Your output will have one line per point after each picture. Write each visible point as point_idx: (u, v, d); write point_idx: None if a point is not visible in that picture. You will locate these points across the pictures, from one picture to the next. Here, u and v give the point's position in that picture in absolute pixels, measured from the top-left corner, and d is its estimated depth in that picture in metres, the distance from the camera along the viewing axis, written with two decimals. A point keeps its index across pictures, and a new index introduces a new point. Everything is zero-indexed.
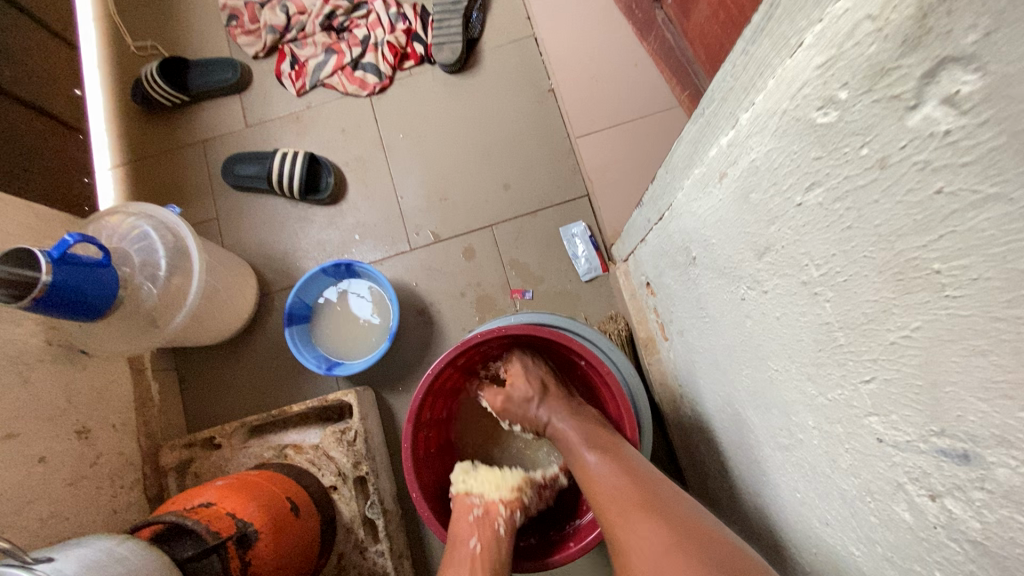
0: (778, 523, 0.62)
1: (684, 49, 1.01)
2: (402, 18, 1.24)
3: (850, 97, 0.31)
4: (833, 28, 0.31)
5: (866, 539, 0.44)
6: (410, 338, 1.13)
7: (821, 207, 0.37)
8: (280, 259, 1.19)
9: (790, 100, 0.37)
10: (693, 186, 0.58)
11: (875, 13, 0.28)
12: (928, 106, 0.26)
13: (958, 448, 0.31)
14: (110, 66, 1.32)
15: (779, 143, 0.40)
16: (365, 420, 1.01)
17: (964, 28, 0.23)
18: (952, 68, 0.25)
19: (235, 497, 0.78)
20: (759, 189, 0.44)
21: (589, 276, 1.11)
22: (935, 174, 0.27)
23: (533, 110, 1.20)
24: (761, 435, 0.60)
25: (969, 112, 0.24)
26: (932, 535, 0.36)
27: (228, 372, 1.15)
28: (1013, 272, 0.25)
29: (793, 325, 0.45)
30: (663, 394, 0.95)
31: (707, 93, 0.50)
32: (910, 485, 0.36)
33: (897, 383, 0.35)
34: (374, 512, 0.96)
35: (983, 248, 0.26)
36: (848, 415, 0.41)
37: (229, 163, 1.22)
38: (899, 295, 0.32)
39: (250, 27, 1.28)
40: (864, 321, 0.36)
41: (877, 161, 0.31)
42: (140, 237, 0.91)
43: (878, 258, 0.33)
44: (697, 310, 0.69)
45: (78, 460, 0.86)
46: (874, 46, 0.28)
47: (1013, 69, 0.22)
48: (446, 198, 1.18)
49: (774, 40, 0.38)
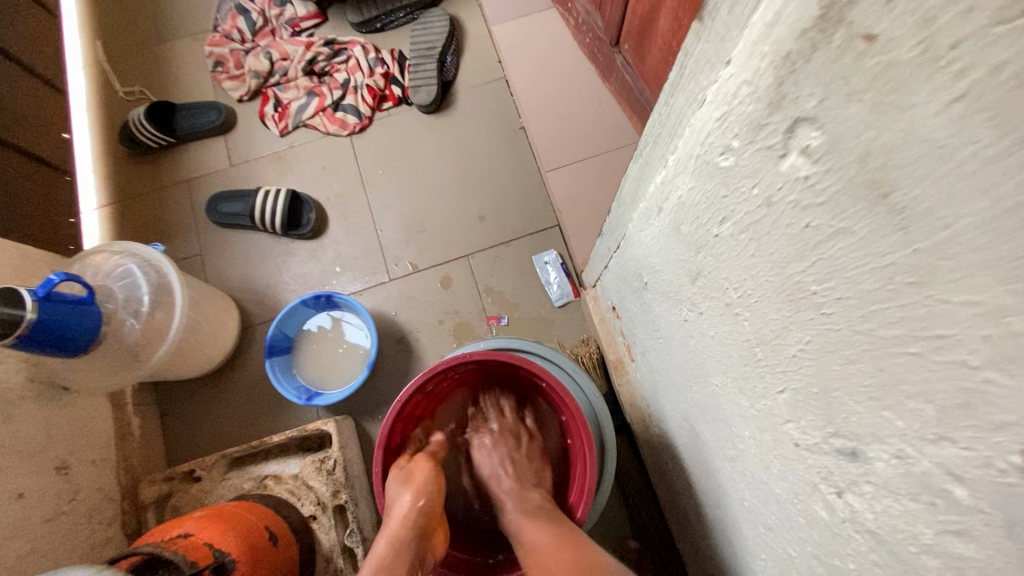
0: (734, 532, 0.65)
1: (641, 89, 1.09)
2: (380, 63, 1.31)
3: (741, 145, 0.37)
4: (724, 89, 0.37)
5: (799, 540, 0.48)
6: (390, 366, 1.16)
7: (732, 238, 0.42)
8: (262, 292, 1.23)
9: (701, 146, 0.43)
10: (639, 219, 0.64)
11: (749, 79, 0.33)
12: (792, 156, 0.32)
13: (847, 446, 0.35)
14: (98, 110, 1.37)
15: (697, 183, 0.45)
16: (344, 449, 1.04)
17: (807, 95, 0.29)
18: (804, 125, 0.30)
19: (212, 527, 0.79)
20: (687, 222, 0.50)
21: (561, 301, 1.16)
22: (804, 211, 0.32)
23: (506, 147, 1.27)
24: (712, 449, 0.63)
25: (818, 161, 0.30)
26: (842, 529, 0.39)
27: (209, 405, 1.17)
28: (863, 291, 0.29)
29: (724, 343, 0.50)
30: (633, 414, 0.98)
31: (642, 137, 0.56)
32: (822, 484, 0.40)
33: (801, 391, 0.39)
34: (353, 541, 0.97)
35: (840, 273, 0.30)
36: (771, 424, 0.46)
37: (212, 201, 1.26)
38: (792, 314, 0.37)
39: (235, 72, 1.35)
40: (773, 337, 0.41)
41: (764, 199, 0.36)
42: (124, 274, 0.95)
43: (775, 282, 0.38)
44: (653, 332, 0.74)
45: (57, 495, 0.87)
46: (753, 105, 0.34)
47: (841, 129, 0.27)
48: (424, 229, 1.23)
49: (686, 95, 0.43)
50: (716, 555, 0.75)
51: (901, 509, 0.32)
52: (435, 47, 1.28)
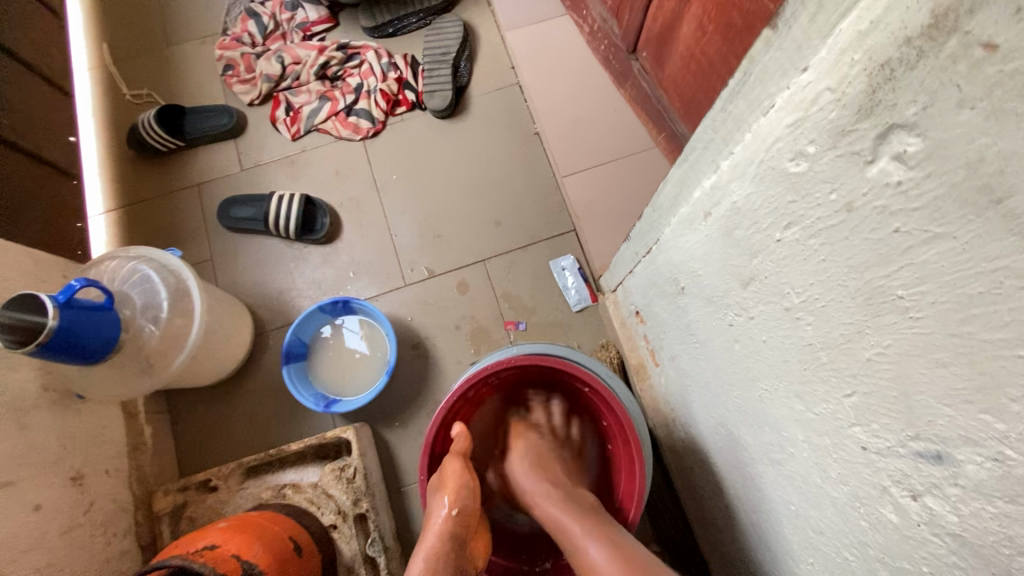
0: (774, 537, 0.65)
1: (659, 96, 1.10)
2: (394, 67, 1.31)
3: (818, 151, 0.37)
4: (800, 96, 0.37)
5: (857, 543, 0.48)
6: (407, 372, 1.15)
7: (798, 243, 0.42)
8: (275, 298, 1.21)
9: (766, 152, 0.43)
10: (679, 224, 0.64)
11: (834, 86, 0.34)
12: (883, 161, 0.32)
13: (931, 449, 0.36)
14: (104, 113, 1.34)
15: (758, 188, 0.46)
16: (364, 456, 1.02)
17: (906, 102, 0.29)
18: (899, 132, 0.30)
19: (239, 538, 0.78)
20: (742, 227, 0.50)
21: (579, 306, 1.16)
22: (893, 216, 0.32)
23: (520, 152, 1.27)
24: (754, 453, 0.64)
25: (916, 167, 0.30)
26: (916, 532, 0.40)
27: (222, 413, 1.15)
28: (961, 295, 0.30)
29: (780, 347, 0.50)
30: (656, 419, 0.99)
31: (689, 143, 0.56)
32: (894, 488, 0.41)
33: (874, 395, 0.39)
34: (376, 550, 0.95)
35: (935, 277, 0.31)
36: (833, 427, 0.46)
37: (223, 206, 1.24)
38: (871, 318, 0.37)
39: (245, 75, 1.33)
40: (843, 341, 0.41)
41: (843, 205, 0.36)
42: (141, 280, 0.93)
43: (851, 286, 0.38)
44: (687, 336, 0.74)
45: (72, 508, 0.84)
46: (836, 111, 0.34)
47: (947, 135, 0.28)
48: (439, 234, 1.23)
49: (749, 101, 0.44)
50: (749, 559, 0.75)
51: (994, 512, 0.32)
52: (449, 52, 1.28)
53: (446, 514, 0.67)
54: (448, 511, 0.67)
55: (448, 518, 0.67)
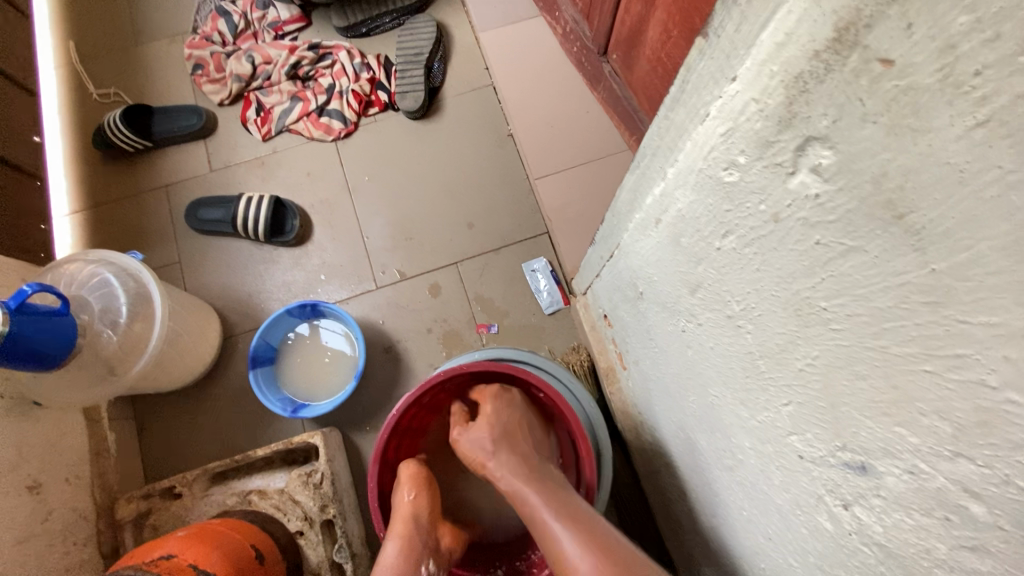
0: (731, 541, 0.66)
1: (630, 98, 1.10)
2: (366, 68, 1.30)
3: (747, 161, 0.37)
4: (729, 105, 0.37)
5: (801, 550, 0.48)
6: (377, 376, 1.14)
7: (735, 251, 0.42)
8: (244, 301, 1.20)
9: (703, 160, 0.43)
10: (636, 229, 0.64)
11: (757, 97, 0.34)
12: (802, 173, 0.32)
13: (856, 460, 0.36)
14: (71, 113, 1.32)
15: (699, 196, 0.45)
16: (332, 461, 1.01)
17: (819, 115, 0.29)
18: (815, 145, 0.30)
19: (197, 547, 0.77)
20: (687, 234, 0.50)
21: (552, 309, 1.15)
22: (814, 228, 0.32)
23: (493, 154, 1.27)
24: (710, 458, 0.64)
25: (830, 180, 0.30)
26: (849, 541, 0.40)
27: (190, 417, 1.13)
28: (876, 309, 0.29)
29: (725, 355, 0.50)
30: (625, 422, 0.98)
31: (640, 149, 0.56)
32: (828, 497, 0.41)
33: (807, 405, 0.39)
34: (342, 556, 0.94)
35: (852, 289, 0.31)
36: (774, 435, 0.46)
37: (192, 208, 1.23)
38: (799, 328, 0.37)
39: (215, 75, 1.32)
40: (777, 350, 0.41)
41: (771, 215, 0.36)
42: (100, 284, 0.91)
43: (782, 296, 0.38)
44: (647, 341, 0.74)
45: (29, 517, 0.83)
46: (760, 122, 0.34)
47: (854, 150, 0.27)
48: (411, 237, 1.22)
49: (687, 109, 0.44)
50: (711, 562, 0.75)
51: (913, 524, 0.32)
52: (421, 52, 1.27)
53: (408, 499, 0.71)
54: (409, 495, 0.71)
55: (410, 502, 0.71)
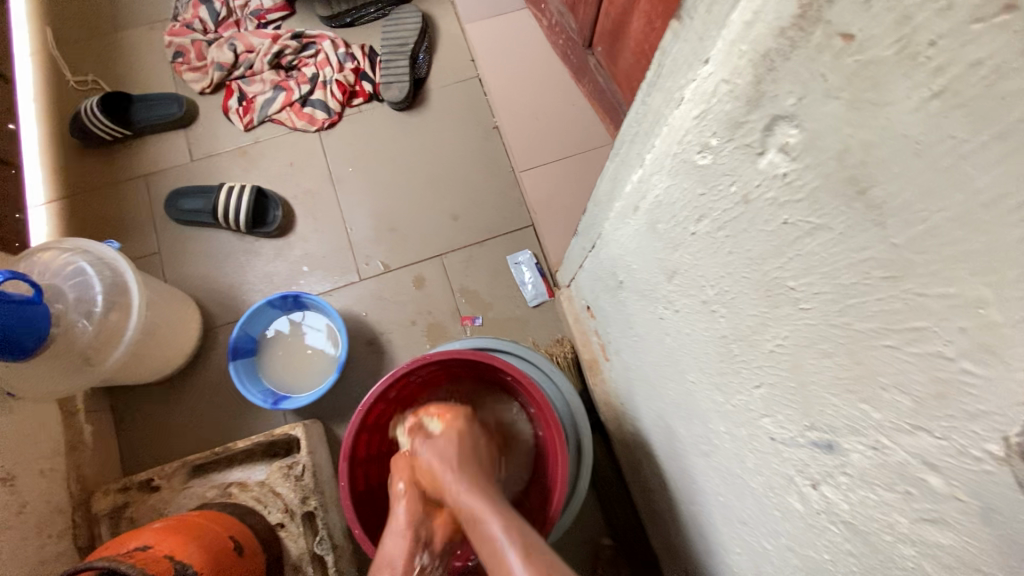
0: (708, 528, 0.66)
1: (614, 91, 1.10)
2: (351, 58, 1.29)
3: (719, 143, 0.37)
4: (702, 87, 0.37)
5: (773, 532, 0.49)
6: (360, 368, 1.13)
7: (709, 235, 0.42)
8: (225, 292, 1.18)
9: (678, 144, 0.43)
10: (616, 218, 0.64)
11: (727, 77, 0.34)
12: (770, 153, 0.32)
13: (824, 439, 0.36)
14: (46, 100, 1.29)
15: (674, 181, 0.45)
16: (314, 453, 1.00)
17: (785, 93, 0.29)
18: (782, 124, 0.30)
19: (173, 538, 0.76)
20: (664, 220, 0.50)
21: (536, 301, 1.15)
22: (781, 208, 0.33)
23: (479, 146, 1.26)
24: (687, 445, 0.64)
25: (796, 159, 0.30)
26: (818, 520, 0.40)
27: (169, 410, 1.12)
28: (840, 286, 0.30)
29: (701, 340, 0.50)
30: (607, 413, 0.99)
31: (618, 137, 0.56)
32: (798, 477, 0.41)
33: (777, 386, 0.40)
34: (323, 548, 0.94)
35: (818, 268, 0.31)
36: (747, 418, 0.46)
37: (172, 198, 1.21)
38: (770, 309, 0.37)
39: (196, 63, 1.30)
40: (749, 333, 0.41)
41: (742, 196, 0.36)
42: (75, 272, 0.90)
43: (753, 278, 0.38)
44: (628, 330, 0.74)
45: (3, 509, 0.81)
46: (730, 103, 0.34)
47: (819, 127, 0.28)
48: (396, 228, 1.21)
49: (663, 94, 0.44)
50: (690, 551, 0.76)
51: (877, 499, 0.33)
52: (406, 43, 1.26)
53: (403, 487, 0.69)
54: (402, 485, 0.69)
55: (403, 489, 0.68)
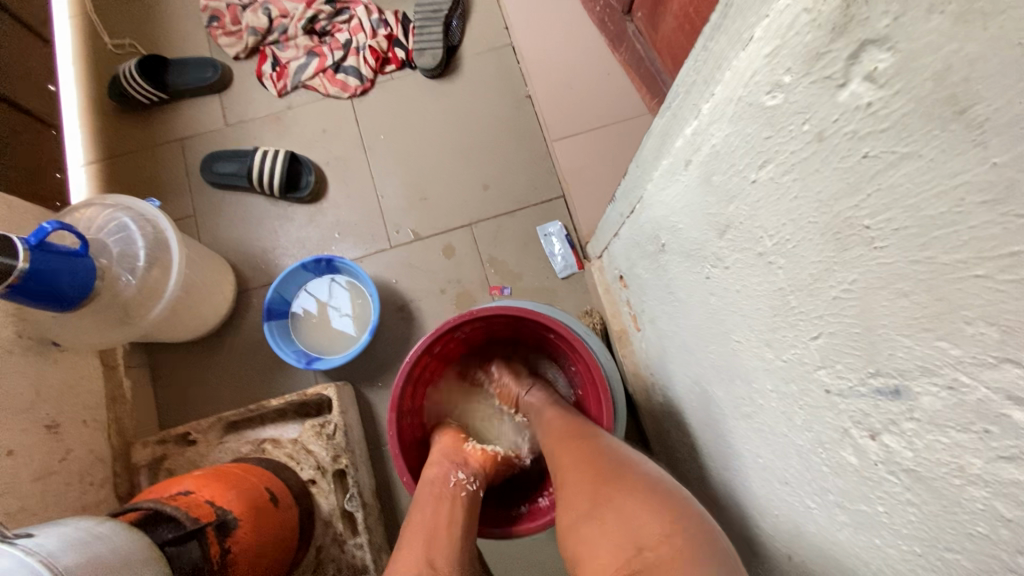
0: (743, 493, 0.66)
1: (653, 59, 1.08)
2: (384, 24, 1.28)
3: (792, 80, 0.36)
4: (777, 21, 0.36)
5: (819, 490, 0.48)
6: (389, 334, 1.14)
7: (772, 181, 0.41)
8: (258, 257, 1.20)
9: (743, 88, 0.42)
10: (662, 176, 0.63)
11: (809, 6, 0.32)
12: (854, 83, 0.31)
13: (890, 384, 0.35)
14: (86, 63, 1.31)
15: (735, 128, 0.45)
16: (345, 414, 1.02)
17: (879, 14, 0.28)
18: (871, 49, 0.29)
19: (214, 485, 0.78)
20: (719, 171, 0.49)
21: (566, 273, 1.15)
22: (862, 141, 0.32)
23: (510, 116, 1.25)
24: (726, 407, 0.64)
25: (886, 85, 0.29)
26: (874, 472, 0.40)
27: (204, 368, 1.15)
28: (925, 219, 0.29)
29: (753, 296, 0.50)
30: (636, 384, 0.99)
31: (672, 88, 0.55)
32: (854, 429, 0.41)
33: (839, 334, 0.39)
34: (353, 505, 0.96)
35: (901, 201, 0.30)
36: (801, 372, 0.46)
37: (207, 161, 1.22)
38: (837, 253, 0.37)
39: (231, 28, 1.30)
40: (811, 281, 0.40)
41: (816, 135, 0.36)
42: (118, 228, 0.92)
43: (820, 222, 0.37)
44: (666, 296, 0.74)
45: (48, 455, 0.84)
46: (811, 34, 0.33)
47: (916, 46, 0.27)
48: (426, 197, 1.21)
49: (729, 36, 0.42)
50: None
51: (947, 442, 0.32)
52: (441, 9, 1.24)
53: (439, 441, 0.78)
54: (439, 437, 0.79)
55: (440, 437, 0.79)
